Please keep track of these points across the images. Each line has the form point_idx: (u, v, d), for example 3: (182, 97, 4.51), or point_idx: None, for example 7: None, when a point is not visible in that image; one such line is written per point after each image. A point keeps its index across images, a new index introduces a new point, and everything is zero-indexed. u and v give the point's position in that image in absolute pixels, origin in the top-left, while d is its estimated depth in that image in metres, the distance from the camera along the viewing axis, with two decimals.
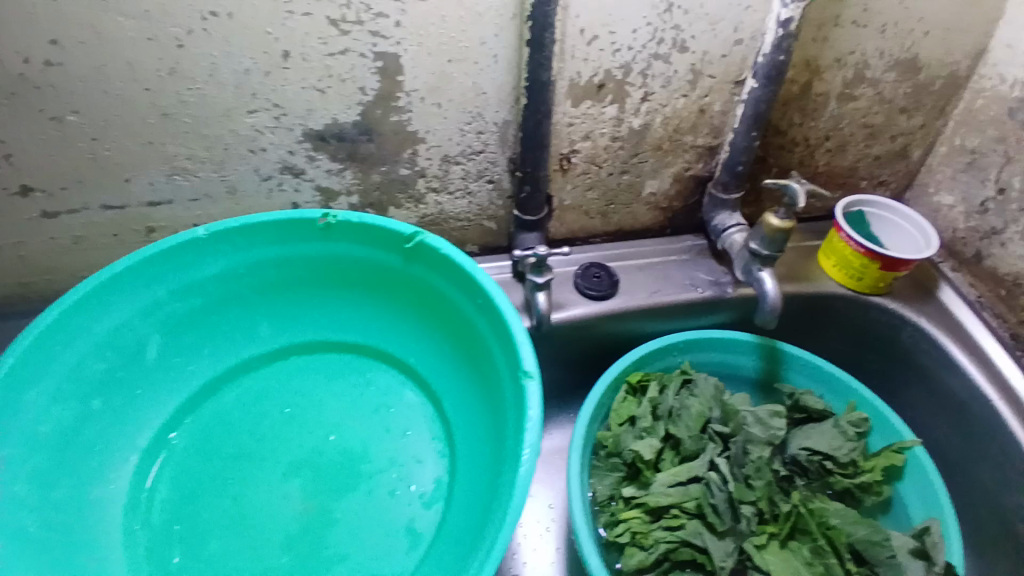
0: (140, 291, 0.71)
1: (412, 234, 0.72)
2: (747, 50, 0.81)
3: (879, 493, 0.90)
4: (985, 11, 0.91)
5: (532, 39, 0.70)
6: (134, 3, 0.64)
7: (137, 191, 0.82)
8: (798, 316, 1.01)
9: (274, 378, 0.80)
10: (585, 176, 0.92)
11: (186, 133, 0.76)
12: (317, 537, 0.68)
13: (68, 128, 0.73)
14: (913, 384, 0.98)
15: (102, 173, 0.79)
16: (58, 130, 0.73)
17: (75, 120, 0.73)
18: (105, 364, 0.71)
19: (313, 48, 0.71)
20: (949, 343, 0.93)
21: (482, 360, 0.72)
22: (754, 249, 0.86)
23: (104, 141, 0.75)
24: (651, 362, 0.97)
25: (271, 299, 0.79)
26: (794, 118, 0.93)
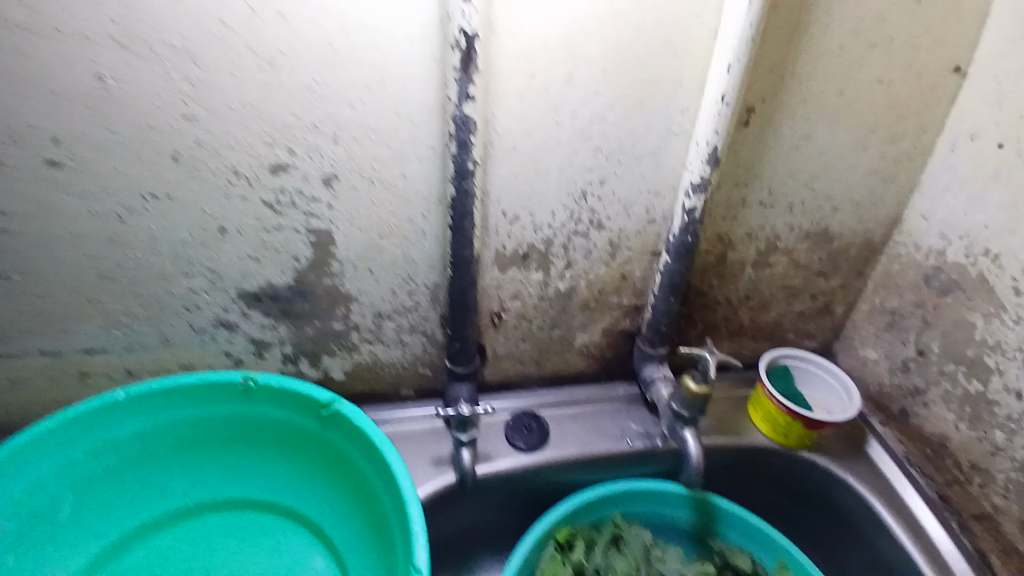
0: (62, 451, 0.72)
1: (328, 402, 0.75)
2: (660, 228, 0.88)
3: None
4: (893, 188, 0.99)
5: (454, 223, 0.76)
6: (78, 185, 0.68)
7: (74, 340, 0.82)
8: (727, 464, 1.05)
9: (184, 540, 0.79)
10: (517, 329, 0.96)
11: (125, 292, 0.78)
12: None
13: (11, 285, 0.74)
14: (847, 543, 1.02)
15: (41, 324, 0.79)
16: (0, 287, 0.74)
17: (19, 279, 0.74)
18: (13, 527, 0.70)
19: (248, 225, 0.74)
20: (879, 504, 1.00)
21: (388, 533, 0.73)
22: (676, 409, 0.91)
23: (47, 298, 0.76)
24: (581, 516, 0.96)
25: (191, 456, 0.80)
26: (714, 281, 1.01)
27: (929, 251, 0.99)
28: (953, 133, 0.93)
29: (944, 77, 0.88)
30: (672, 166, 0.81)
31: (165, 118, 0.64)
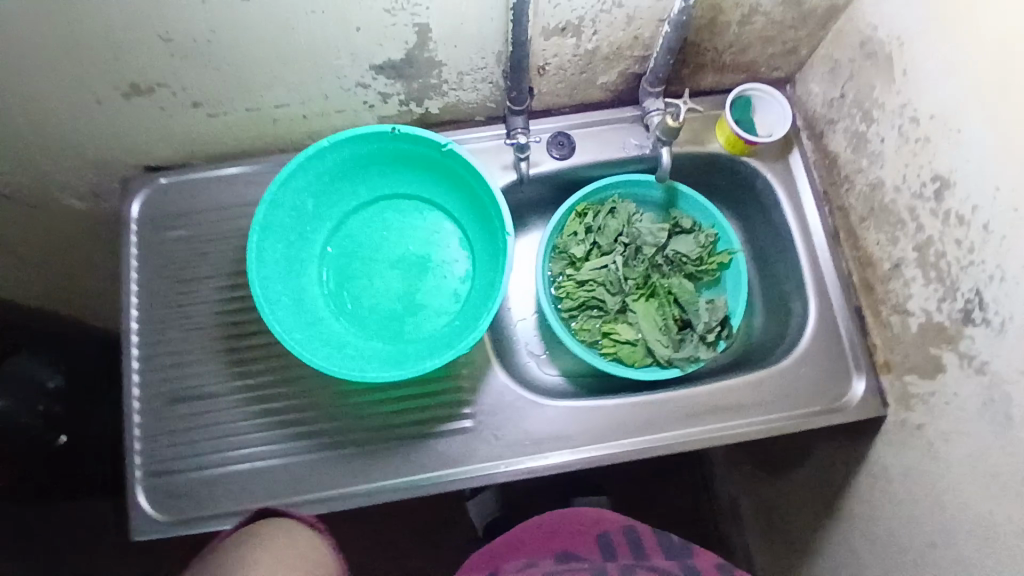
0: (209, 442, 0.73)
1: (481, 186, 0.72)
2: (525, 414, 0.75)
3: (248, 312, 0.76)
4: (419, 435, 0.73)
5: (494, 401, 0.75)
6: (207, 337, 0.75)
7: (197, 388, 0.74)
8: (563, 430, 0.74)
9: (371, 228, 0.78)
10: (609, 279, 0.84)
11: (163, 370, 0.75)
12: (357, 271, 0.77)
13: (165, 402, 0.74)
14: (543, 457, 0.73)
15: (178, 413, 0.73)
16: (168, 389, 0.74)
17: (193, 405, 0.74)
18: (312, 252, 0.76)
19: (215, 370, 0.75)
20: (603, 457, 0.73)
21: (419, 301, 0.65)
22: (595, 424, 0.74)
23: (188, 388, 0.74)
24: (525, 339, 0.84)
25: (348, 267, 0.77)
26: (500, 422, 0.74)
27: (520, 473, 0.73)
28: (452, 407, 0.74)
29: (434, 395, 0.75)
30: (550, 428, 0.74)
31: (251, 396, 0.74)
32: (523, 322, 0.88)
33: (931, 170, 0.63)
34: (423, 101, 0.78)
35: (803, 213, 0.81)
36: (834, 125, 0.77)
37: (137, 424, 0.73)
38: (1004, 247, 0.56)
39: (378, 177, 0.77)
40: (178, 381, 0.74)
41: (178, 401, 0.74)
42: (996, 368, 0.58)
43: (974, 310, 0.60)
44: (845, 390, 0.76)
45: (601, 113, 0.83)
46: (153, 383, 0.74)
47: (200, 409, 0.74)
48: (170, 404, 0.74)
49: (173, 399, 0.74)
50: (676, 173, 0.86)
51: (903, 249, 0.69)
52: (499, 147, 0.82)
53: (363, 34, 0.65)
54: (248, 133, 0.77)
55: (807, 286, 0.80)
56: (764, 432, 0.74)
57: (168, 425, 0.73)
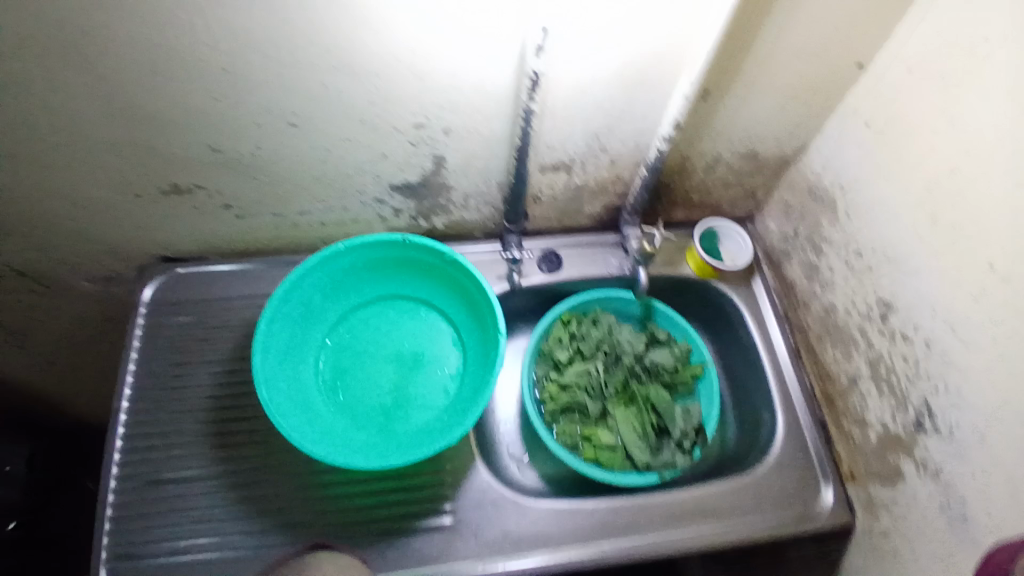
0: (182, 532, 0.70)
1: (477, 288, 0.79)
2: (510, 513, 0.75)
3: (242, 399, 0.78)
4: (401, 531, 0.73)
5: (479, 499, 0.76)
6: (197, 421, 0.76)
7: (177, 472, 0.73)
8: (547, 531, 0.75)
9: (370, 326, 0.83)
10: (592, 383, 0.89)
11: (145, 451, 0.74)
12: (353, 364, 0.81)
13: (141, 486, 0.72)
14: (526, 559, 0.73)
15: (154, 498, 0.72)
16: (147, 472, 0.73)
17: (171, 489, 0.72)
18: (312, 345, 0.80)
19: (199, 454, 0.74)
20: (586, 560, 0.74)
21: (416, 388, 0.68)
22: (578, 526, 0.75)
23: (168, 472, 0.73)
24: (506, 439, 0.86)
25: (345, 360, 0.81)
26: (484, 520, 0.75)
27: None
28: (435, 502, 0.75)
29: (419, 490, 0.75)
30: (535, 530, 0.75)
31: (233, 483, 0.73)
32: (505, 422, 0.91)
33: (877, 296, 0.74)
34: (430, 217, 0.87)
35: (767, 332, 0.90)
36: (790, 257, 0.89)
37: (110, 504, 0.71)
38: (945, 358, 0.64)
39: (382, 279, 0.84)
40: (158, 464, 0.73)
41: (155, 485, 0.72)
42: (950, 472, 0.64)
43: (924, 419, 0.68)
44: (816, 497, 0.80)
45: (585, 236, 0.94)
46: (135, 462, 0.73)
47: (179, 493, 0.72)
48: (147, 488, 0.72)
49: (150, 482, 0.72)
50: (653, 291, 0.95)
51: (857, 364, 0.78)
52: (494, 260, 0.90)
53: (387, 161, 0.76)
54: (268, 235, 0.84)
55: (774, 399, 0.86)
56: (743, 537, 0.77)
57: (141, 510, 0.71)
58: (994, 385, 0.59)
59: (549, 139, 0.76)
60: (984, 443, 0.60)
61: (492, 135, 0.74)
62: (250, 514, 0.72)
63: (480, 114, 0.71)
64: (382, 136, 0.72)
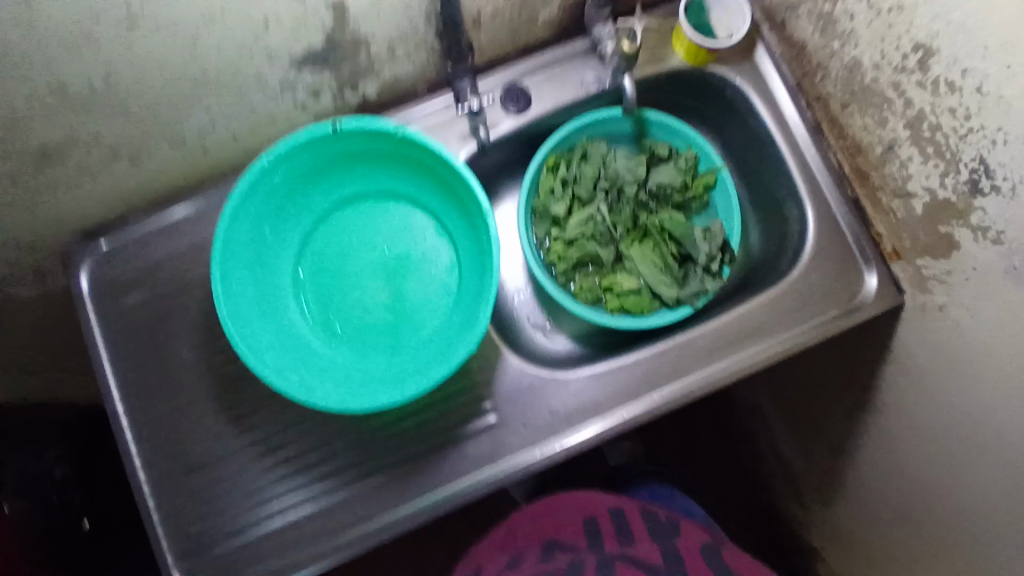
0: (234, 507, 0.68)
1: (444, 162, 0.66)
2: (548, 392, 0.71)
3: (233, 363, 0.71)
4: (444, 443, 0.69)
5: (514, 388, 0.71)
6: (197, 399, 0.70)
7: (203, 455, 0.70)
8: (592, 399, 0.71)
9: (337, 240, 0.72)
10: (599, 230, 0.79)
11: (163, 443, 0.70)
12: (335, 288, 0.71)
13: (175, 477, 0.69)
14: (576, 429, 0.70)
15: (193, 485, 0.69)
16: (174, 462, 0.70)
17: (204, 472, 0.69)
18: (281, 281, 0.70)
19: (215, 430, 0.70)
20: (636, 411, 0.70)
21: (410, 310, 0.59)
22: (621, 382, 0.71)
23: (195, 457, 0.70)
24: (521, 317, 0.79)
25: (325, 287, 0.71)
26: (524, 406, 0.71)
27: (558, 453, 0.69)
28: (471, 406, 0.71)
29: (451, 399, 0.71)
30: (577, 401, 0.71)
31: (260, 448, 0.70)
32: (517, 293, 0.84)
33: (911, 40, 0.59)
34: (357, 86, 0.70)
35: (779, 112, 0.76)
36: (795, 9, 0.71)
37: (153, 508, 0.69)
38: (1018, 106, 0.52)
39: (330, 182, 0.70)
40: (181, 453, 0.70)
41: (188, 473, 0.69)
42: (1012, 236, 0.56)
43: (981, 179, 0.57)
44: (860, 285, 0.74)
45: (550, 53, 0.75)
46: (158, 460, 0.70)
47: (213, 475, 0.69)
48: (181, 478, 0.69)
49: (183, 473, 0.69)
50: (641, 99, 0.80)
51: (893, 129, 0.65)
52: (449, 117, 0.74)
53: (271, 32, 0.58)
54: (176, 168, 0.70)
55: (799, 188, 0.76)
56: (789, 345, 0.72)
57: (186, 501, 0.69)
58: None
59: None
60: None
61: None
62: (289, 472, 0.69)
63: None
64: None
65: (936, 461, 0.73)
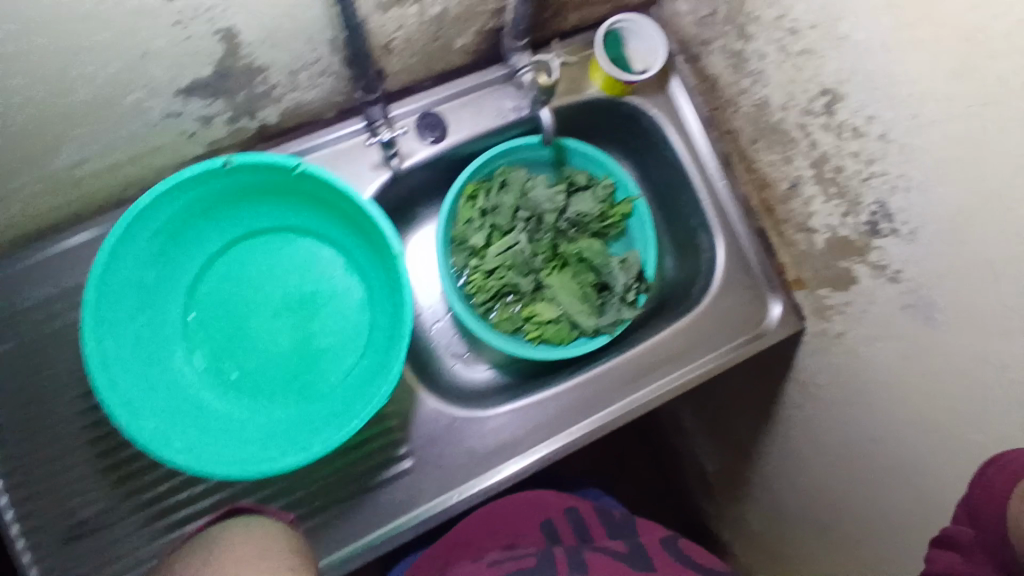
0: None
1: (350, 199, 0.62)
2: (470, 432, 0.70)
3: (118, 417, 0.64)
4: (362, 491, 0.66)
5: (435, 430, 0.69)
6: (75, 458, 0.63)
7: (82, 522, 0.62)
8: (514, 437, 0.70)
9: (235, 280, 0.66)
10: (519, 260, 0.78)
11: (32, 510, 0.62)
12: (234, 332, 0.66)
13: (47, 548, 0.61)
14: (498, 469, 0.68)
15: (69, 556, 0.61)
16: (45, 532, 0.62)
17: (83, 541, 0.62)
18: (171, 328, 0.64)
19: (96, 493, 0.63)
20: (558, 446, 0.70)
21: None
22: (544, 418, 0.71)
23: (72, 525, 0.62)
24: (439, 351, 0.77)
25: (223, 332, 0.65)
26: (445, 448, 0.69)
27: (480, 494, 0.68)
28: (389, 451, 0.68)
29: (367, 445, 0.68)
30: (499, 440, 0.70)
31: (151, 510, 0.63)
32: (437, 322, 0.81)
33: (819, 85, 0.61)
34: (254, 113, 0.64)
35: (692, 143, 0.78)
36: (706, 46, 0.73)
37: None
38: (908, 157, 0.55)
39: (226, 219, 0.65)
40: (53, 521, 0.62)
41: (62, 543, 0.62)
42: (910, 274, 0.60)
43: (881, 221, 0.60)
44: (763, 314, 0.77)
45: (466, 80, 0.73)
46: (26, 531, 0.62)
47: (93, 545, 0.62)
48: (55, 550, 0.62)
49: (56, 544, 0.61)
50: (558, 127, 0.79)
51: (799, 167, 0.68)
52: (360, 145, 0.70)
53: (151, 58, 0.51)
54: (39, 202, 0.61)
55: (710, 218, 0.78)
56: (703, 374, 0.74)
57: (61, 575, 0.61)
58: (962, 182, 0.51)
59: None
60: (948, 244, 0.54)
61: None
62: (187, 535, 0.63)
63: None
64: (119, 24, 0.47)
65: (833, 474, 0.78)
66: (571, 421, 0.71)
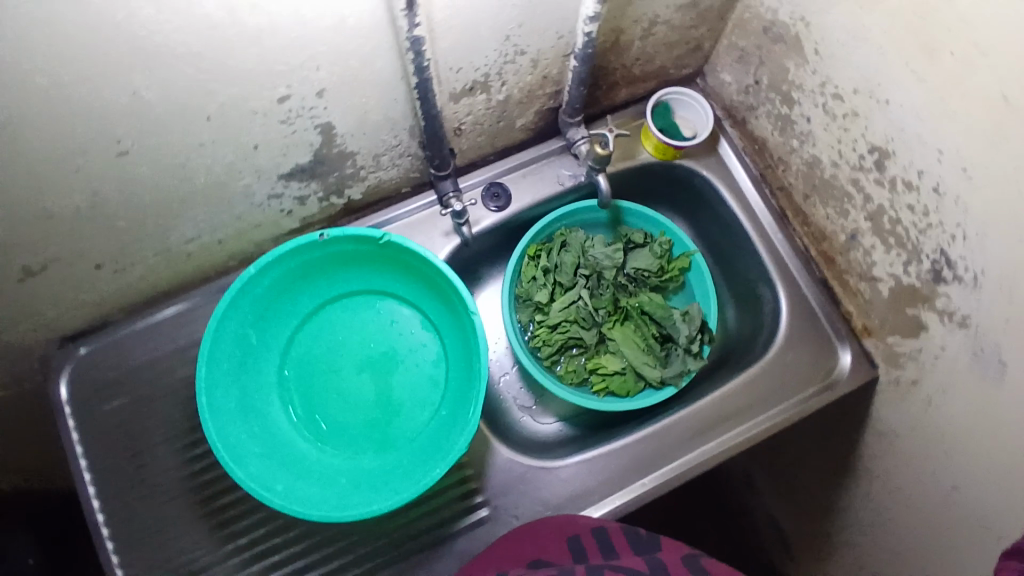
0: None
1: (429, 263, 0.68)
2: (541, 483, 0.72)
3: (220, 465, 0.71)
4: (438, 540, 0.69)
5: (506, 480, 0.72)
6: (183, 502, 0.70)
7: (186, 562, 0.68)
8: (583, 488, 0.72)
9: (325, 338, 0.73)
10: (582, 315, 0.82)
11: (144, 549, 0.68)
12: (323, 386, 0.72)
13: None
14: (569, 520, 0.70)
15: None
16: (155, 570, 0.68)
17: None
18: (269, 383, 0.71)
19: (200, 535, 0.69)
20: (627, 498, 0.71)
21: None
22: (612, 469, 0.72)
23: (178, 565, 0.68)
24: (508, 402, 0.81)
25: (313, 386, 0.72)
26: (517, 498, 0.71)
27: None
28: (464, 501, 0.71)
29: (443, 494, 0.71)
30: (569, 491, 0.72)
31: (247, 552, 0.68)
32: (505, 375, 0.85)
33: (866, 143, 0.63)
34: (343, 191, 0.73)
35: (744, 200, 0.81)
36: (754, 110, 0.77)
37: None
38: (963, 205, 0.56)
39: (318, 284, 0.72)
40: (162, 560, 0.68)
41: None
42: (978, 321, 0.59)
43: (943, 268, 0.61)
44: (833, 362, 0.77)
45: (527, 153, 0.80)
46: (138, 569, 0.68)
47: None
48: None
49: None
50: (615, 190, 0.84)
51: (855, 220, 0.70)
52: (432, 216, 0.78)
53: (264, 151, 0.61)
54: (161, 274, 0.71)
55: (769, 271, 0.80)
56: (771, 425, 0.74)
57: None
58: (1021, 229, 0.52)
59: (447, 63, 0.60)
60: (1015, 291, 0.54)
61: (374, 88, 0.59)
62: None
63: (353, 68, 0.56)
64: (241, 125, 0.56)
65: (919, 533, 0.75)
66: (639, 473, 0.72)
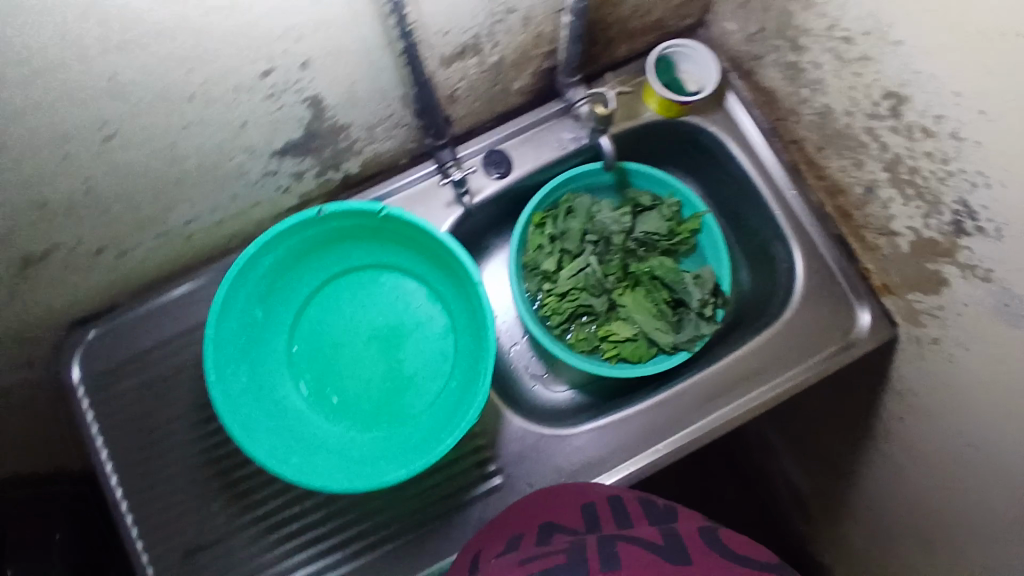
0: None
1: (429, 234, 0.67)
2: (552, 452, 0.72)
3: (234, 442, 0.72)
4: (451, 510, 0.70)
5: (517, 450, 0.72)
6: (200, 478, 0.71)
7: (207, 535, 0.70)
8: (594, 456, 0.71)
9: (331, 314, 0.73)
10: (591, 282, 0.80)
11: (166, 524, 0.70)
12: (331, 362, 0.72)
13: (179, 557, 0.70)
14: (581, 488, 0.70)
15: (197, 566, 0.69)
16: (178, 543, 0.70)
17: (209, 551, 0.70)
18: (278, 361, 0.71)
19: (219, 509, 0.71)
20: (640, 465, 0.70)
21: None
22: (624, 437, 0.72)
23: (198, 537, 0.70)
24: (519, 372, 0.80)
25: (321, 362, 0.72)
26: (528, 467, 0.71)
27: None
28: (475, 471, 0.71)
29: (454, 465, 0.72)
30: (580, 459, 0.71)
31: (265, 525, 0.70)
32: (515, 345, 0.85)
33: (881, 89, 0.59)
34: (339, 166, 0.72)
35: (756, 155, 0.78)
36: (763, 59, 0.73)
37: None
38: (986, 151, 0.52)
39: (321, 260, 0.72)
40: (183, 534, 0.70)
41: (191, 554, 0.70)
42: (1004, 274, 0.56)
43: (965, 219, 0.57)
44: (852, 322, 0.74)
45: (526, 117, 0.77)
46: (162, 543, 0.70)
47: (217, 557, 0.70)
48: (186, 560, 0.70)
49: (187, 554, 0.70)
50: (621, 151, 0.81)
51: (872, 171, 0.66)
52: (432, 187, 0.76)
53: (251, 128, 0.60)
54: (164, 257, 0.71)
55: (784, 229, 0.77)
56: (786, 388, 0.72)
57: None
58: None
59: (432, 26, 0.57)
60: None
61: (358, 56, 0.57)
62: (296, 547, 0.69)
63: (333, 37, 0.54)
64: (224, 102, 0.55)
65: (943, 493, 0.73)
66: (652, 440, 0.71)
